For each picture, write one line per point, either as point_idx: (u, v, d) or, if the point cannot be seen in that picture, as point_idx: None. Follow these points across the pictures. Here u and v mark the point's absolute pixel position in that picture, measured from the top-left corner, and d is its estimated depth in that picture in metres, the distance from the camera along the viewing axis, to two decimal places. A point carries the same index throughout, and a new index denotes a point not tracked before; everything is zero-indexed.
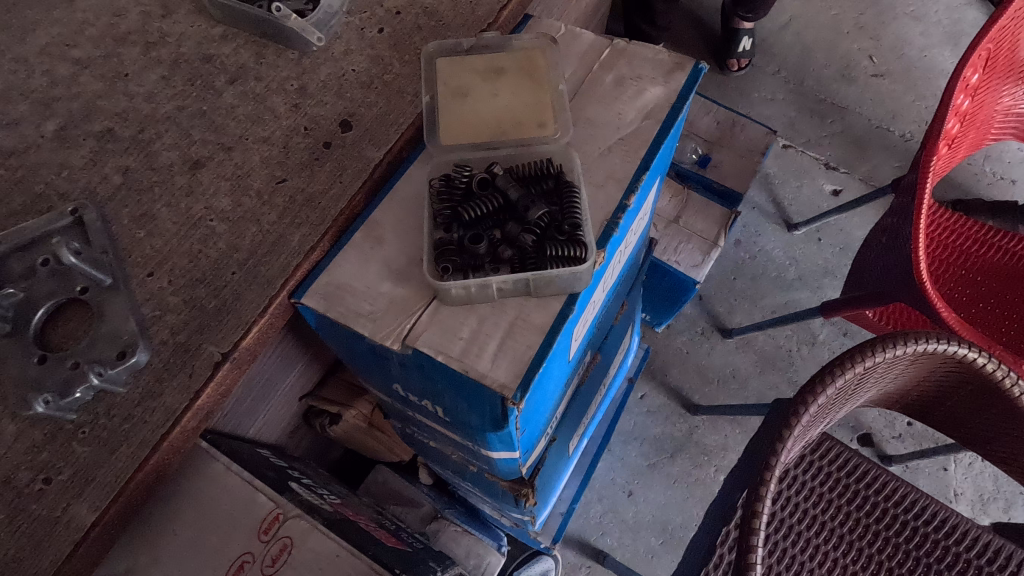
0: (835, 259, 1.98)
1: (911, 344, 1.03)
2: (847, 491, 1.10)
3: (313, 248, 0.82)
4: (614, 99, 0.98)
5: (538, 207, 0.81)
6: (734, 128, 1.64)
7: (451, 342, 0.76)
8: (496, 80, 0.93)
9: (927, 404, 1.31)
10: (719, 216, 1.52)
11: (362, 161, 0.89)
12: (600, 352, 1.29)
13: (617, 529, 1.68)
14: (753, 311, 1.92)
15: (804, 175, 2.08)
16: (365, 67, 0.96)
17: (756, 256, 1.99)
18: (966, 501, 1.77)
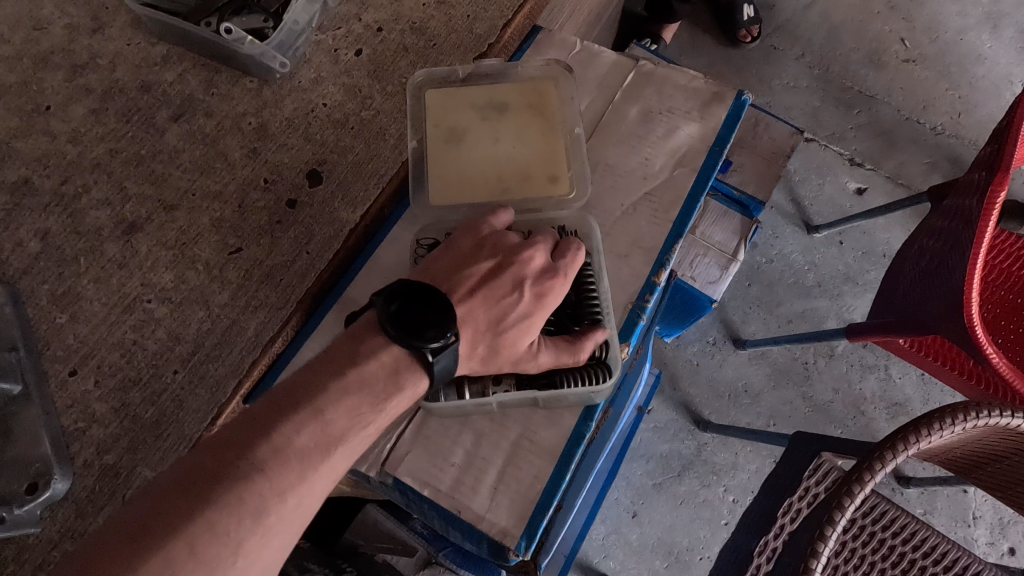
0: (858, 267, 1.60)
1: (999, 416, 0.78)
2: (901, 560, 0.87)
3: (272, 338, 0.68)
4: (639, 140, 0.81)
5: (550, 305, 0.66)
6: (757, 128, 1.35)
7: (441, 470, 0.62)
8: (497, 120, 0.76)
9: (977, 460, 0.99)
10: (738, 224, 1.24)
11: (334, 226, 0.73)
12: (613, 401, 0.94)
13: (622, 551, 1.39)
14: (769, 321, 1.57)
15: (826, 172, 1.69)
16: (339, 100, 0.79)
17: (774, 262, 1.62)
18: (986, 525, 1.44)
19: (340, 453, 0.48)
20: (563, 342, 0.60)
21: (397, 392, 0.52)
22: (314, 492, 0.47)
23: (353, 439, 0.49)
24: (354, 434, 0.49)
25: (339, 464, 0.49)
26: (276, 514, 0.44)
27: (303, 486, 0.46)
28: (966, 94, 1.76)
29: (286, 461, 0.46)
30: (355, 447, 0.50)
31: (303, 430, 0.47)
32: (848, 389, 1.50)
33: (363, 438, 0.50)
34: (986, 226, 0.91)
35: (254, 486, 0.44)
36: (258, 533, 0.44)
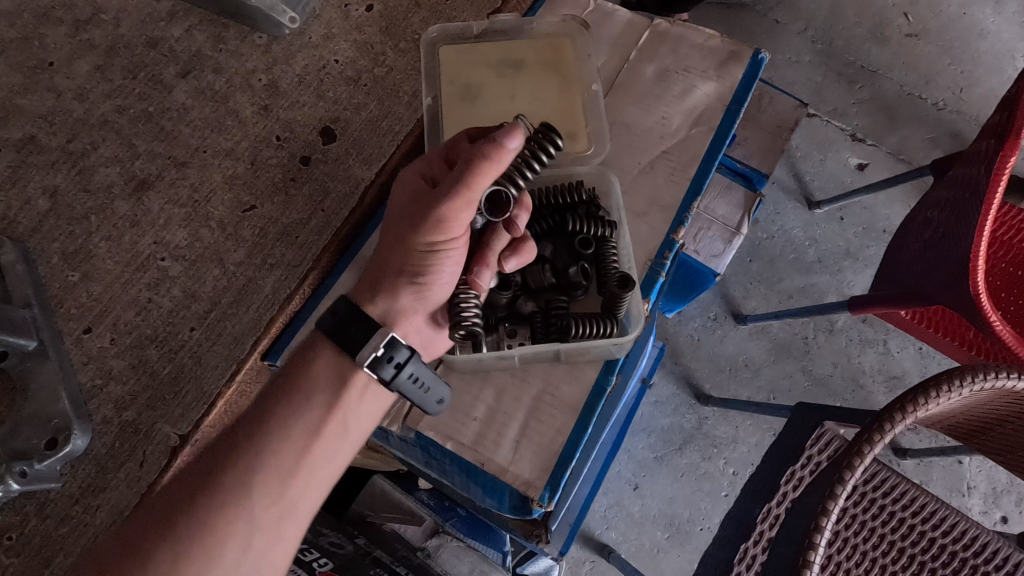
0: (859, 242, 1.61)
1: (1007, 378, 0.79)
2: (917, 536, 0.85)
3: (289, 298, 0.67)
4: (656, 100, 0.80)
5: (524, 214, 0.61)
6: (762, 100, 1.33)
7: (463, 425, 0.62)
8: (514, 77, 0.75)
9: (979, 426, 1.00)
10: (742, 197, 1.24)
11: (349, 182, 0.72)
12: (621, 372, 0.89)
13: (623, 522, 1.41)
14: (769, 296, 1.57)
15: (829, 146, 1.69)
16: (351, 57, 0.77)
17: (776, 237, 1.62)
18: (979, 495, 1.46)
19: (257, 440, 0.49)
20: (460, 189, 0.51)
21: (316, 374, 0.52)
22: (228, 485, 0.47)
23: (269, 426, 0.49)
24: (269, 421, 0.50)
25: (255, 460, 0.48)
26: (187, 514, 0.46)
27: (217, 485, 0.47)
28: (968, 69, 1.75)
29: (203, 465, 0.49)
30: (278, 436, 0.49)
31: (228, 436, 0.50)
32: (846, 360, 1.52)
33: (283, 423, 0.50)
34: (995, 193, 0.91)
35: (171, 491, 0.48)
36: (174, 539, 0.45)
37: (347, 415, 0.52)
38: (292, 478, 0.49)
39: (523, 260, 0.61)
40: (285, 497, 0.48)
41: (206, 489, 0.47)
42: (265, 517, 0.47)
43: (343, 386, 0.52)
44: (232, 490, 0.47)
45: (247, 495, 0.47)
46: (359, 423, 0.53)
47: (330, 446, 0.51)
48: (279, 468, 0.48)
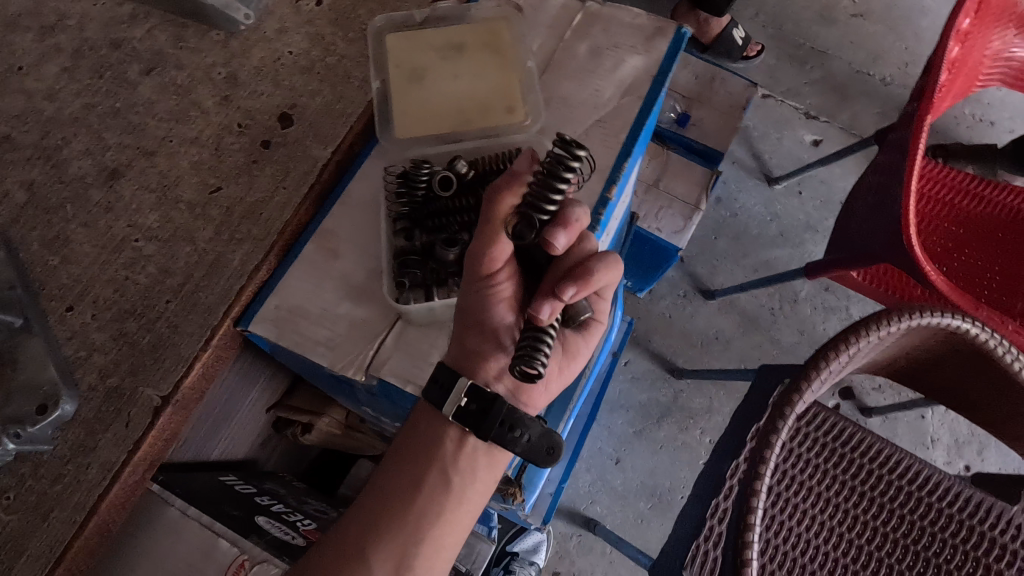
0: (817, 215, 1.70)
1: (933, 317, 0.88)
2: (862, 472, 0.89)
3: (257, 267, 0.73)
4: (590, 74, 0.88)
5: (563, 233, 0.56)
6: (714, 83, 1.43)
7: (421, 369, 0.68)
8: (456, 59, 0.82)
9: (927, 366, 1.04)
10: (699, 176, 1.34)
11: (307, 162, 0.78)
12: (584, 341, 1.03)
13: (607, 496, 1.48)
14: (736, 271, 1.66)
15: (784, 126, 1.78)
16: (304, 48, 0.83)
17: (738, 214, 1.70)
18: (943, 447, 1.56)
19: (387, 492, 0.66)
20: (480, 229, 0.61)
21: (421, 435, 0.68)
22: (368, 528, 0.64)
23: (394, 482, 0.66)
24: (396, 477, 0.67)
25: (386, 510, 0.65)
26: (342, 550, 0.64)
27: (361, 531, 0.65)
28: (912, 45, 1.85)
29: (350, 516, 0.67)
30: (403, 491, 0.65)
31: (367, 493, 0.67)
32: (807, 326, 1.60)
33: (403, 479, 0.66)
34: (917, 154, 1.00)
35: (332, 536, 0.66)
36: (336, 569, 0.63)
37: (442, 472, 0.65)
38: (400, 533, 0.64)
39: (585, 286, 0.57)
40: (408, 537, 0.64)
41: (355, 537, 0.65)
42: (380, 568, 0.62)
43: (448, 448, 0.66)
44: (372, 532, 0.64)
45: (383, 537, 0.64)
46: (462, 475, 0.66)
47: (434, 495, 0.65)
48: (402, 515, 0.64)
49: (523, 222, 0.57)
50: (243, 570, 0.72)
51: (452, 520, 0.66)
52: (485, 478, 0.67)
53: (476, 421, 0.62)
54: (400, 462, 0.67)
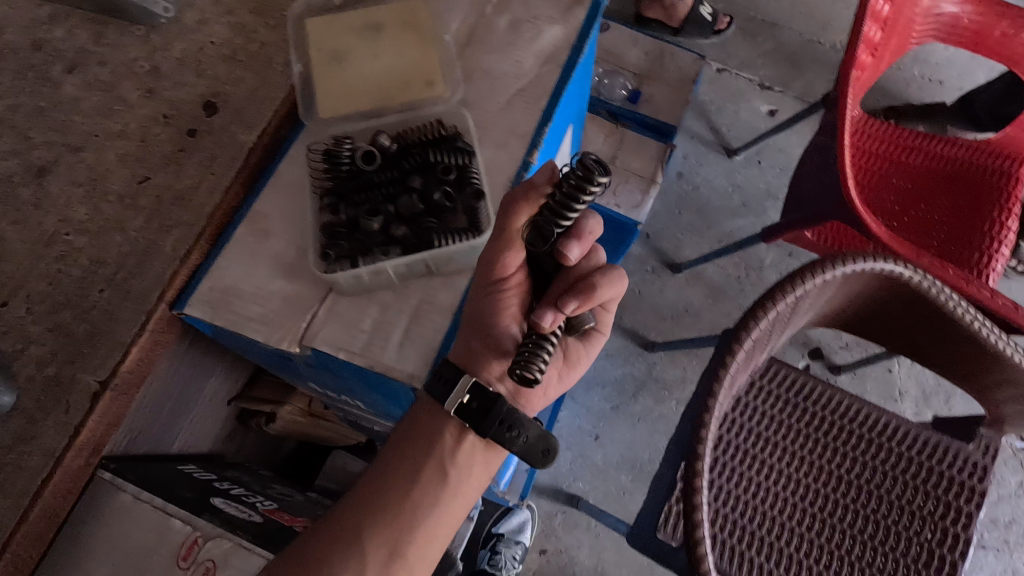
0: (775, 182, 1.75)
1: (877, 265, 0.87)
2: (813, 419, 1.00)
3: (189, 252, 0.75)
4: (510, 46, 0.90)
5: (577, 246, 0.57)
6: (664, 58, 1.51)
7: (353, 337, 0.70)
8: (375, 39, 0.83)
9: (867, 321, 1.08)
10: (655, 151, 1.38)
11: (233, 147, 0.80)
12: None
13: (588, 471, 1.51)
14: (701, 243, 1.69)
15: (739, 98, 1.82)
16: (225, 37, 0.85)
17: (699, 188, 1.74)
18: (912, 399, 1.61)
19: (383, 482, 0.66)
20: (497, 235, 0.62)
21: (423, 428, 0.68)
22: (364, 518, 0.64)
23: (393, 471, 0.66)
24: (395, 467, 0.66)
25: (383, 499, 0.65)
26: (335, 538, 0.63)
27: (355, 520, 0.64)
28: None
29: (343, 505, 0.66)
30: (402, 481, 0.65)
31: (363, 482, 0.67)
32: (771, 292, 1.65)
33: (402, 469, 0.66)
34: (844, 108, 1.04)
35: (323, 525, 0.65)
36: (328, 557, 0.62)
37: (441, 464, 0.66)
38: (394, 521, 0.63)
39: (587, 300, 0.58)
40: (403, 527, 0.63)
41: (349, 524, 0.64)
42: (372, 556, 0.62)
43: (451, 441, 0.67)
44: (366, 520, 0.64)
45: (377, 525, 0.63)
46: (461, 469, 0.67)
47: (432, 487, 0.65)
48: (399, 505, 0.64)
49: (537, 231, 0.58)
50: (197, 546, 0.74)
51: (445, 513, 0.66)
52: (479, 475, 0.68)
53: (477, 416, 0.62)
54: (401, 453, 0.67)
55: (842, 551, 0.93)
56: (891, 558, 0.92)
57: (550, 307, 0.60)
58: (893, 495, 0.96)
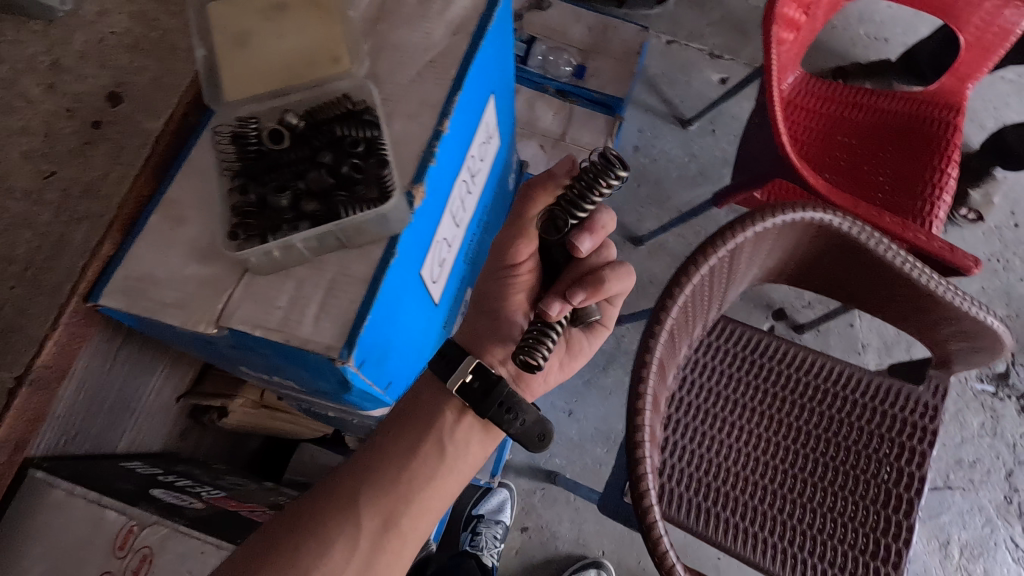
0: (728, 147, 2.23)
1: (802, 212, 1.14)
2: (742, 364, 1.44)
3: (100, 243, 0.74)
4: (420, 18, 0.89)
5: (589, 237, 0.76)
6: (607, 33, 1.88)
7: (268, 313, 0.71)
8: (279, 18, 0.82)
9: (810, 267, 1.34)
10: (603, 124, 1.77)
11: (141, 136, 0.81)
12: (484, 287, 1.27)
13: None
14: (660, 213, 2.12)
15: (690, 69, 2.31)
16: (126, 27, 0.85)
17: (656, 159, 2.20)
18: (873, 350, 2.03)
19: (382, 456, 0.79)
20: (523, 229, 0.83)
21: (419, 413, 0.82)
22: (362, 487, 0.76)
23: (390, 447, 0.79)
24: (393, 442, 0.80)
25: (382, 471, 0.78)
26: (333, 507, 0.74)
27: (354, 488, 0.76)
28: None
29: (340, 477, 0.78)
30: (398, 455, 0.79)
31: (360, 457, 0.79)
32: None
33: (401, 445, 0.79)
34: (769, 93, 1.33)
35: (321, 495, 0.76)
36: (326, 520, 0.73)
37: (440, 441, 0.80)
38: (391, 492, 0.76)
39: (592, 291, 0.77)
40: (396, 493, 0.76)
41: (348, 492, 0.76)
42: (369, 522, 0.74)
43: (447, 421, 0.82)
44: (363, 490, 0.75)
45: (374, 492, 0.76)
46: (454, 446, 0.81)
47: (424, 461, 0.79)
48: (396, 476, 0.77)
49: (559, 219, 0.77)
50: (133, 534, 0.75)
51: (438, 487, 0.80)
52: (474, 453, 0.83)
53: (474, 401, 0.78)
54: (398, 433, 0.80)
55: (762, 453, 1.38)
56: (853, 488, 1.34)
57: (557, 299, 0.78)
58: (857, 441, 1.38)
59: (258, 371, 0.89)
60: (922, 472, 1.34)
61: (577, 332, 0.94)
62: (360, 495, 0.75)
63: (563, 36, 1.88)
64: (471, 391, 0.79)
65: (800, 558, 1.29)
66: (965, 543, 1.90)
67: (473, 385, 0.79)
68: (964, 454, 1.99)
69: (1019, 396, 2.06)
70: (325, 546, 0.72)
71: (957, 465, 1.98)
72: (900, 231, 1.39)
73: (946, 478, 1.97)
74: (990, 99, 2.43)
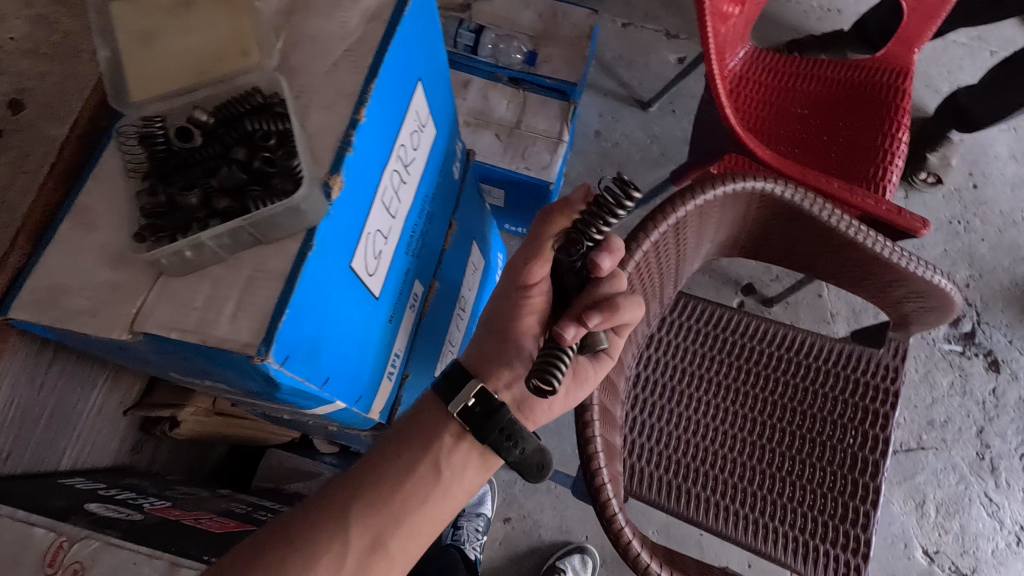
0: (687, 125, 2.23)
1: (741, 183, 1.13)
2: (706, 340, 1.45)
3: (8, 254, 0.72)
4: (335, 6, 0.85)
5: (608, 258, 0.80)
6: (557, 17, 1.85)
7: (184, 315, 0.69)
8: (185, 15, 0.80)
9: (761, 239, 1.34)
10: (557, 111, 1.74)
11: (45, 141, 0.83)
12: (435, 279, 1.26)
13: None
14: None
15: (647, 50, 2.31)
16: (27, 31, 0.90)
17: (618, 143, 2.20)
18: (843, 319, 2.05)
19: (376, 474, 0.82)
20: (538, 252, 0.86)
21: (420, 435, 0.84)
22: (354, 506, 0.79)
23: (386, 468, 0.82)
24: (391, 463, 0.83)
25: (375, 491, 0.81)
26: (323, 524, 0.77)
27: (344, 508, 0.79)
28: None
29: (331, 494, 0.80)
30: (393, 477, 0.82)
31: (353, 475, 0.82)
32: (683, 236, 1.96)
33: (397, 465, 0.83)
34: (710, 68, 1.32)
35: (310, 511, 0.79)
36: (315, 536, 0.76)
37: (438, 465, 0.84)
38: (383, 510, 0.80)
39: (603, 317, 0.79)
40: (386, 512, 0.80)
41: (339, 509, 0.79)
42: (356, 541, 0.77)
43: (449, 442, 0.84)
44: (355, 509, 0.79)
45: (366, 511, 0.79)
46: (452, 471, 0.84)
47: (419, 484, 0.82)
48: (388, 497, 0.81)
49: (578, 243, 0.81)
50: (63, 550, 0.73)
51: (432, 508, 0.83)
52: (471, 479, 0.86)
53: (474, 425, 0.82)
54: (395, 454, 0.83)
55: (729, 427, 1.38)
56: (820, 455, 1.35)
57: (573, 324, 0.79)
58: (822, 408, 1.39)
59: (192, 376, 0.87)
60: (886, 434, 1.35)
61: (584, 361, 0.95)
62: (352, 514, 0.79)
63: (512, 23, 1.83)
64: (471, 415, 0.83)
65: (771, 528, 1.29)
66: (941, 502, 1.93)
67: (472, 408, 0.83)
68: (935, 414, 2.02)
69: (986, 354, 2.09)
70: (312, 561, 0.75)
71: (929, 425, 2.01)
72: (847, 196, 1.39)
73: (918, 439, 1.99)
74: (945, 63, 2.45)
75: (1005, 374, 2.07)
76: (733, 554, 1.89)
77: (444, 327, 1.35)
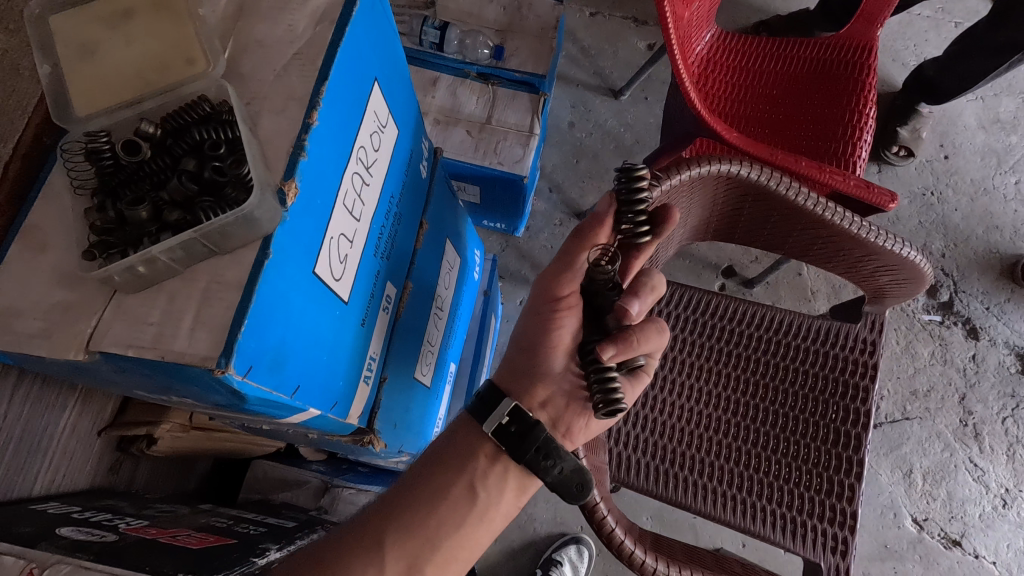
0: (659, 112, 2.24)
1: (708, 166, 1.13)
2: (684, 324, 1.45)
3: None
4: (283, 9, 0.84)
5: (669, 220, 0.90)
6: (521, 10, 1.83)
7: (142, 331, 0.68)
8: (125, 24, 0.78)
9: (731, 221, 1.35)
10: (527, 104, 1.73)
11: None
12: (409, 279, 1.25)
13: None
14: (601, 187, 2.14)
15: (616, 38, 2.31)
16: None
17: (592, 133, 2.20)
18: (823, 296, 2.07)
19: (410, 501, 0.85)
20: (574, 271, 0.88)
21: (454, 460, 0.87)
22: (388, 533, 0.83)
23: (419, 493, 0.85)
24: (423, 488, 0.86)
25: (410, 518, 0.84)
26: (359, 552, 0.81)
27: (380, 535, 0.83)
28: None
29: (369, 523, 0.84)
30: (428, 503, 0.84)
31: (387, 503, 0.86)
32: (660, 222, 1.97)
33: (430, 490, 0.85)
34: (674, 55, 1.31)
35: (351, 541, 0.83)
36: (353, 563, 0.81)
37: (472, 486, 0.86)
38: (416, 537, 0.83)
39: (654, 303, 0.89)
40: (419, 538, 0.83)
41: (375, 536, 0.83)
42: (393, 566, 0.81)
43: (485, 466, 0.86)
44: (389, 537, 0.82)
45: (400, 537, 0.83)
46: (487, 496, 0.86)
47: (452, 507, 0.85)
48: (422, 522, 0.84)
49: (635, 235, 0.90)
50: None
51: (467, 532, 0.86)
52: (509, 501, 0.88)
53: (509, 445, 0.84)
54: (428, 481, 0.86)
55: (711, 409, 1.39)
56: (802, 431, 1.36)
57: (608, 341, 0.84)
58: (804, 385, 1.40)
59: (160, 393, 0.86)
60: (867, 407, 1.36)
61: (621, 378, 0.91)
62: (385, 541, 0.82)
63: (477, 19, 1.81)
64: (507, 433, 0.84)
65: (759, 507, 1.31)
66: (927, 470, 1.96)
67: (507, 427, 0.84)
68: (919, 384, 2.05)
69: (964, 322, 2.12)
70: None
71: (912, 395, 2.04)
72: (816, 174, 1.39)
73: (903, 410, 2.02)
74: (911, 37, 2.47)
75: (984, 340, 2.10)
76: (727, 535, 1.91)
77: (421, 328, 1.34)
